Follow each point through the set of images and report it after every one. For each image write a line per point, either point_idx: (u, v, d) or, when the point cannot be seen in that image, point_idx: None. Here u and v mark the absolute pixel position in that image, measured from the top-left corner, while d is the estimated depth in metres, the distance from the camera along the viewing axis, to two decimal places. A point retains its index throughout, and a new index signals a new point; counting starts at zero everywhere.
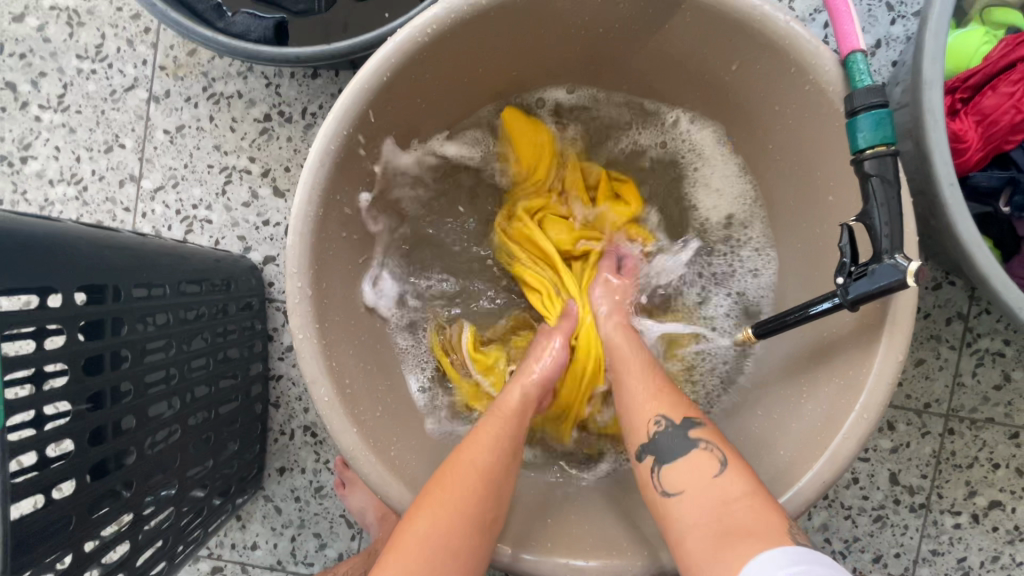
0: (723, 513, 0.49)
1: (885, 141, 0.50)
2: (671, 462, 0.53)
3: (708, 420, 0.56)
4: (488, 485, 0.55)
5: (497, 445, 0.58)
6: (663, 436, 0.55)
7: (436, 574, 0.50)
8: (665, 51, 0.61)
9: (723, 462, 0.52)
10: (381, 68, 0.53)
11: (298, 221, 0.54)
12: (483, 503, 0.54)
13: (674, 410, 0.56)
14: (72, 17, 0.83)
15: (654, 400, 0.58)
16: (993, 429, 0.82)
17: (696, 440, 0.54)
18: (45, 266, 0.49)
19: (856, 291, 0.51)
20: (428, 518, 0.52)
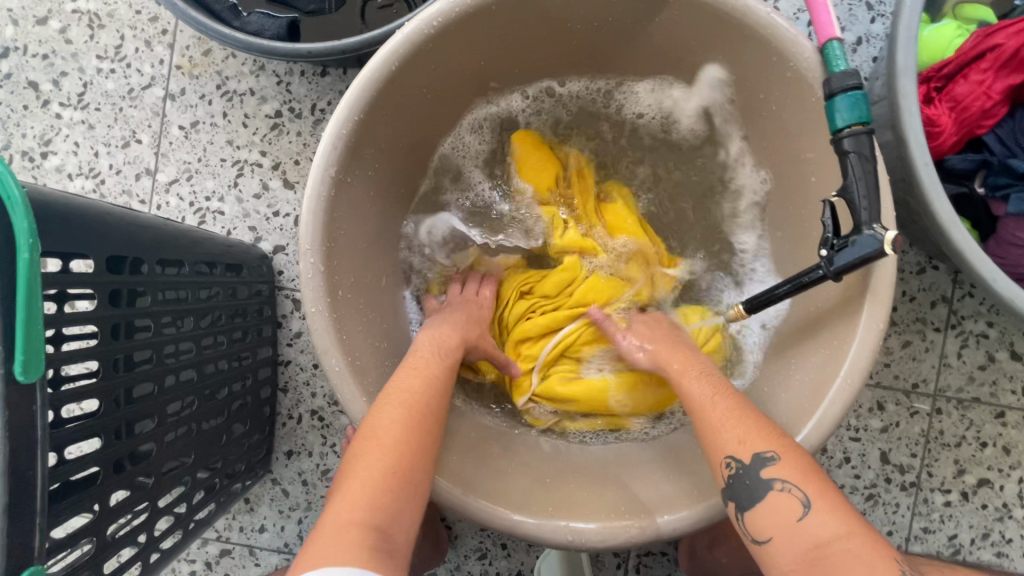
0: (819, 554, 0.46)
1: (861, 120, 0.53)
2: (752, 508, 0.51)
3: (782, 451, 0.51)
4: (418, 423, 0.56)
5: (426, 379, 0.60)
6: (739, 480, 0.52)
7: (392, 509, 0.50)
8: (657, 43, 0.65)
9: (805, 503, 0.48)
10: (390, 58, 0.57)
11: (312, 201, 0.57)
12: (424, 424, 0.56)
13: (742, 446, 0.53)
14: (93, 19, 0.87)
15: (724, 438, 0.55)
16: (979, 408, 0.84)
17: (770, 480, 0.50)
18: (89, 236, 0.52)
19: (839, 262, 0.54)
20: (354, 501, 0.49)
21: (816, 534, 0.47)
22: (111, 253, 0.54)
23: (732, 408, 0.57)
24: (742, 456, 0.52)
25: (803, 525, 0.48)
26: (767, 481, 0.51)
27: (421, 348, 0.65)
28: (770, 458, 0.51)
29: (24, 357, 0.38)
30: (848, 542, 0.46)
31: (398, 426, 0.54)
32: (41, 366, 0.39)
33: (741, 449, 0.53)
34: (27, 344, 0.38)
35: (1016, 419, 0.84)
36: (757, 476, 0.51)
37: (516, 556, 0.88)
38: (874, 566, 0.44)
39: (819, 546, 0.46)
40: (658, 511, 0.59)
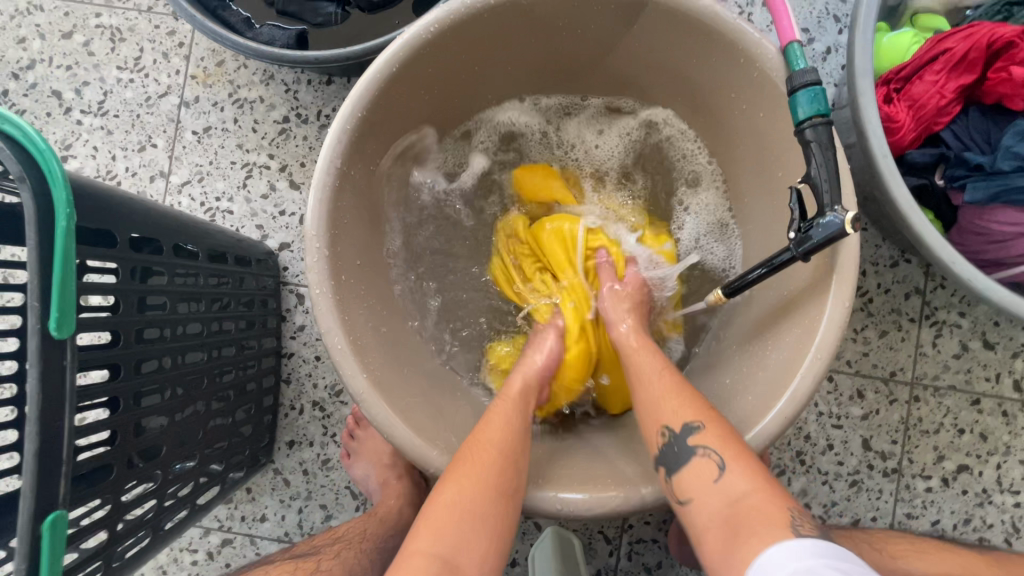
0: (734, 512, 0.53)
1: (821, 112, 0.58)
2: (678, 471, 0.58)
3: (708, 422, 0.58)
4: (505, 460, 0.60)
5: (505, 428, 0.64)
6: (671, 446, 0.59)
7: (462, 541, 0.56)
8: (636, 48, 0.70)
9: (720, 466, 0.55)
10: (391, 60, 0.62)
11: (318, 191, 0.62)
12: (501, 463, 0.60)
13: (677, 417, 0.60)
14: (115, 33, 0.94)
15: (661, 408, 0.62)
16: (955, 396, 0.88)
17: (695, 447, 0.57)
18: (111, 215, 0.56)
19: (807, 243, 0.59)
20: (432, 533, 0.56)
21: (729, 492, 0.54)
22: (132, 233, 0.59)
23: (667, 381, 0.64)
24: (674, 425, 0.59)
25: (717, 486, 0.55)
26: (692, 448, 0.57)
27: (510, 387, 0.70)
28: (694, 427, 0.58)
29: (58, 314, 0.43)
30: (756, 496, 0.53)
31: (477, 464, 0.59)
32: (73, 323, 0.44)
33: (674, 419, 0.60)
34: (63, 303, 0.43)
35: (991, 406, 0.87)
36: (683, 442, 0.58)
37: (511, 544, 0.90)
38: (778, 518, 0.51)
39: (733, 503, 0.54)
40: (642, 483, 0.62)
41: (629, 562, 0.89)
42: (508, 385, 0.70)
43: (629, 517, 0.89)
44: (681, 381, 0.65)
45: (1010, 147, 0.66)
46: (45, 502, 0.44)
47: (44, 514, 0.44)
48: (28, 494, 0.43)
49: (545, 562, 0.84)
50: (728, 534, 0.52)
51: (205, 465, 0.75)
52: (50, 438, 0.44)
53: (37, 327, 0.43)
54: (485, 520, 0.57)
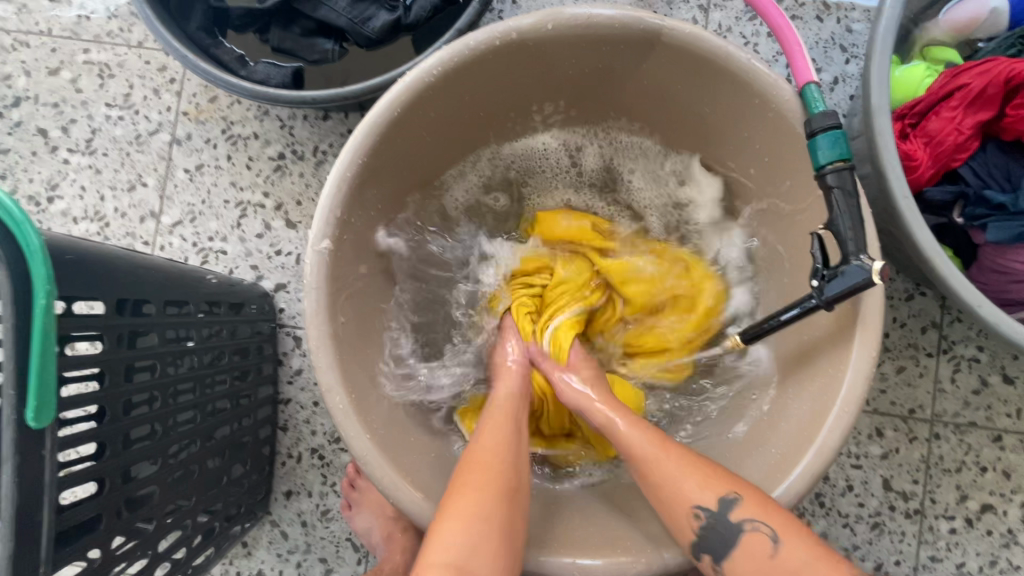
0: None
1: (842, 157, 0.56)
2: (730, 556, 0.55)
3: (742, 490, 0.56)
4: (506, 464, 0.59)
5: (506, 438, 0.62)
6: (713, 528, 0.55)
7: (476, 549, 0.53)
8: (646, 87, 0.68)
9: (773, 540, 0.53)
10: (392, 104, 0.59)
11: (317, 242, 0.59)
12: (501, 476, 0.57)
13: (708, 493, 0.56)
14: (104, 70, 0.91)
15: (685, 487, 0.57)
16: (976, 433, 0.85)
17: (740, 522, 0.54)
18: (96, 277, 0.53)
19: (831, 292, 0.56)
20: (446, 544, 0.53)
21: (786, 567, 0.53)
22: (122, 296, 0.56)
23: (678, 455, 0.59)
24: (709, 503, 0.55)
25: (774, 561, 0.53)
26: (739, 524, 0.54)
27: (497, 398, 0.67)
28: (733, 500, 0.55)
29: (37, 403, 0.39)
30: (812, 561, 0.52)
31: (483, 471, 0.57)
32: (52, 411, 0.40)
33: (706, 496, 0.56)
34: (41, 391, 0.39)
35: (1013, 443, 0.85)
36: (727, 521, 0.55)
37: None
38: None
39: None
40: (663, 545, 0.58)
41: None
42: (495, 395, 0.68)
43: None
44: (686, 450, 0.60)
45: None
46: None
47: None
48: None
49: None
50: None
51: (198, 527, 0.71)
52: (29, 534, 0.40)
53: (13, 417, 0.39)
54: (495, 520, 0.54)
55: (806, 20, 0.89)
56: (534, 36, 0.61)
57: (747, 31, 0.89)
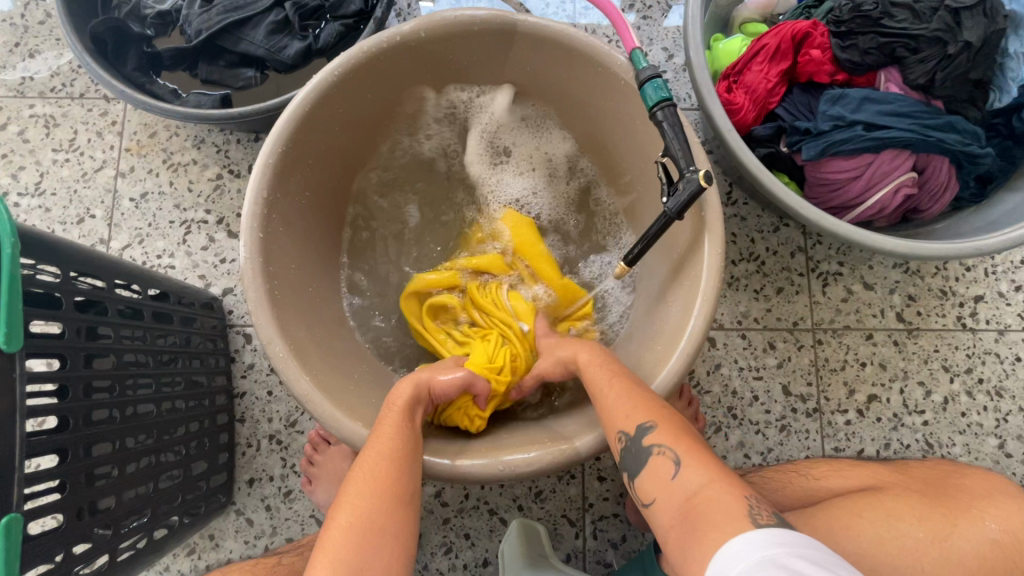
0: (691, 506, 0.52)
1: (665, 98, 0.71)
2: (639, 474, 0.57)
3: (660, 419, 0.58)
4: (392, 464, 0.60)
5: (389, 435, 0.63)
6: (629, 450, 0.59)
7: (366, 554, 0.54)
8: (515, 73, 0.83)
9: (676, 461, 0.55)
10: (303, 100, 0.72)
11: (248, 218, 0.69)
12: (388, 475, 0.60)
13: (628, 420, 0.60)
14: (49, 120, 1.01)
15: (614, 415, 0.61)
16: (851, 334, 0.99)
17: (651, 446, 0.57)
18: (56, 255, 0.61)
19: (674, 204, 0.69)
20: (332, 557, 0.54)
21: (685, 488, 0.53)
22: (76, 272, 0.64)
23: (620, 391, 0.63)
24: (628, 429, 0.59)
25: (674, 482, 0.54)
26: (648, 447, 0.57)
27: (398, 392, 0.69)
28: (649, 427, 0.58)
29: (8, 331, 0.47)
30: (709, 488, 0.52)
31: (368, 477, 0.59)
32: (21, 338, 0.48)
33: (628, 423, 0.59)
34: (11, 319, 0.47)
35: (883, 338, 0.99)
36: (640, 444, 0.58)
37: (480, 544, 0.91)
38: (732, 507, 0.50)
39: (688, 498, 0.52)
40: (576, 436, 0.68)
41: (595, 541, 0.92)
42: (397, 391, 0.69)
43: (588, 495, 0.93)
44: (635, 382, 0.64)
45: (825, 111, 0.80)
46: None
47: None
48: None
49: (511, 550, 0.86)
50: (683, 527, 0.51)
51: (162, 502, 0.76)
52: (6, 442, 0.47)
53: None
54: (378, 522, 0.57)
55: (655, 19, 1.08)
56: (415, 39, 0.75)
57: (608, 32, 1.07)
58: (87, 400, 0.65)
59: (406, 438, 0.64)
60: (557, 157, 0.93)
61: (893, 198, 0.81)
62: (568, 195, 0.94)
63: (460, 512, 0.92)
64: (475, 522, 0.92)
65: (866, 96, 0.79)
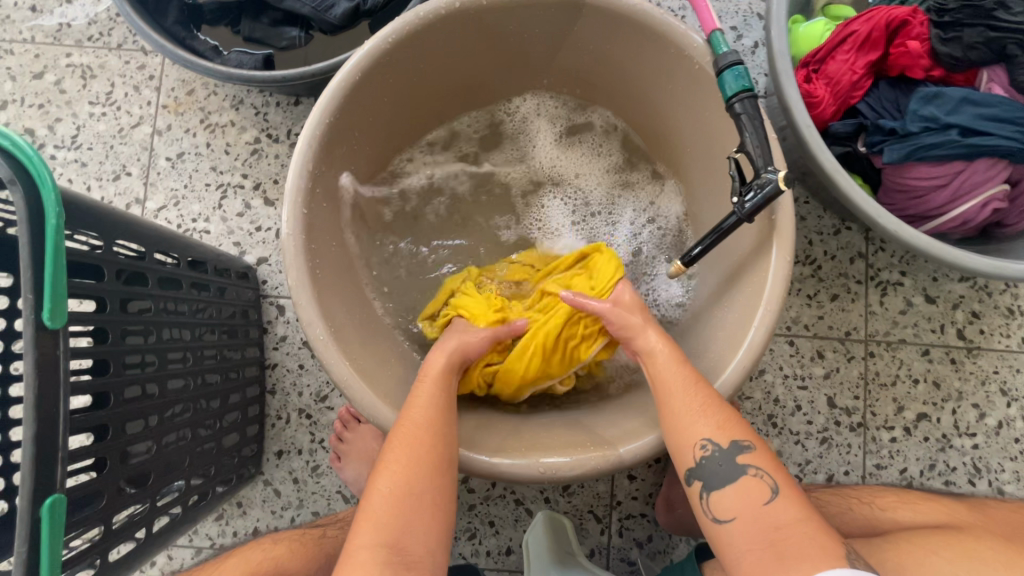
0: (777, 536, 0.54)
1: (746, 88, 0.65)
2: (720, 489, 0.57)
3: (756, 441, 0.58)
4: (433, 436, 0.61)
5: (428, 407, 0.63)
6: (711, 460, 0.58)
7: (408, 524, 0.57)
8: (578, 48, 0.77)
9: (773, 489, 0.56)
10: (354, 68, 0.67)
11: (292, 192, 0.65)
12: (429, 448, 0.60)
13: (719, 431, 0.59)
14: (86, 71, 0.98)
15: (698, 419, 0.59)
16: (906, 348, 0.94)
17: (744, 466, 0.57)
18: (96, 221, 0.58)
19: (748, 205, 0.64)
20: (375, 525, 0.57)
21: (775, 517, 0.54)
22: (117, 239, 0.62)
23: (705, 394, 0.60)
24: (718, 440, 0.58)
25: (766, 508, 0.55)
26: (743, 466, 0.57)
27: (431, 364, 0.68)
28: (745, 446, 0.58)
29: (52, 307, 0.45)
30: (802, 526, 0.54)
31: (408, 449, 0.60)
32: (64, 316, 0.46)
33: (718, 434, 0.58)
34: (55, 296, 0.45)
35: (940, 355, 0.94)
36: (731, 460, 0.58)
37: (505, 532, 0.91)
38: (822, 543, 0.53)
39: (777, 527, 0.54)
40: (620, 443, 0.65)
41: (620, 539, 0.91)
42: (429, 363, 0.69)
43: (616, 493, 0.92)
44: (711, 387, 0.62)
45: (916, 111, 0.73)
46: (43, 485, 0.45)
47: (44, 498, 0.45)
48: (26, 477, 0.45)
49: (537, 543, 0.85)
50: (767, 559, 0.53)
51: (196, 472, 0.76)
52: (48, 420, 0.46)
53: (32, 317, 0.45)
54: (419, 494, 0.59)
55: None
56: (475, 6, 0.69)
57: (674, 6, 0.99)
58: (124, 373, 0.63)
59: (443, 410, 0.64)
60: (603, 146, 0.89)
61: (979, 211, 0.74)
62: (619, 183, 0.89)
63: (486, 500, 0.91)
64: (500, 511, 0.91)
65: (966, 97, 0.72)
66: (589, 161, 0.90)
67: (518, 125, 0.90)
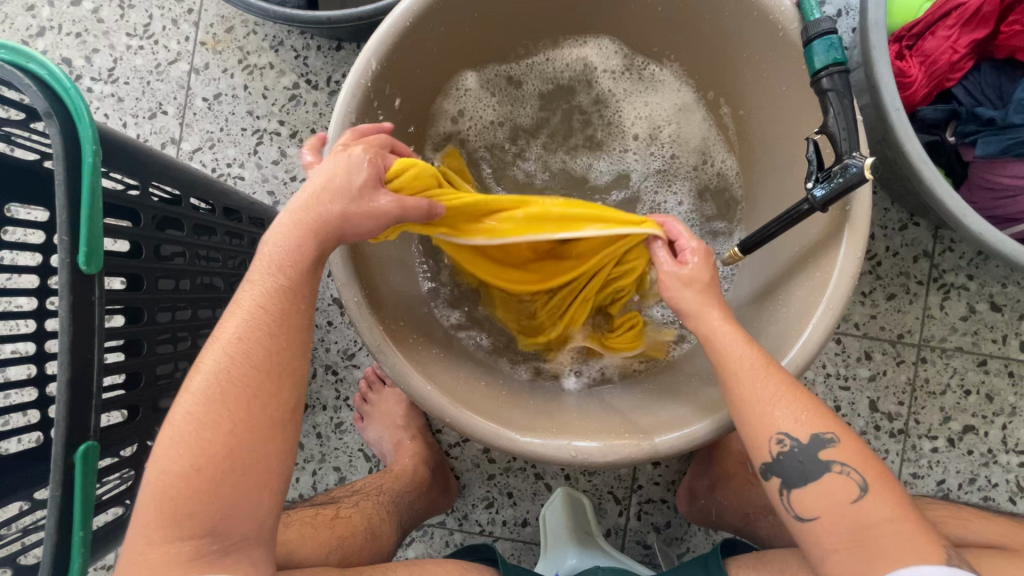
0: (866, 534, 0.50)
1: (839, 61, 0.58)
2: (803, 487, 0.53)
3: (841, 434, 0.53)
4: (245, 383, 0.49)
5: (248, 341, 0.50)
6: (790, 456, 0.53)
7: (222, 493, 0.47)
8: (649, 5, 0.70)
9: (862, 486, 0.51)
10: (406, 14, 0.62)
11: (332, 144, 0.61)
12: (238, 397, 0.49)
13: (799, 425, 0.53)
14: (124, 0, 0.94)
15: (774, 410, 0.53)
16: (962, 357, 0.89)
17: (828, 462, 0.52)
18: (132, 163, 0.56)
19: (824, 192, 0.58)
20: (172, 496, 0.47)
21: (867, 516, 0.50)
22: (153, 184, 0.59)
23: (780, 378, 0.54)
24: (798, 435, 0.53)
25: (854, 507, 0.51)
26: (826, 463, 0.52)
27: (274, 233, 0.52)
28: (829, 440, 0.52)
29: (88, 250, 0.44)
30: (896, 524, 0.50)
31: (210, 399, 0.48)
32: (100, 261, 0.45)
33: (797, 429, 0.53)
34: (91, 239, 0.44)
35: (997, 367, 0.88)
36: (812, 455, 0.52)
37: (522, 504, 0.91)
38: (916, 546, 0.49)
39: (864, 528, 0.50)
40: (656, 433, 0.62)
41: (638, 522, 0.90)
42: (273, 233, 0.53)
43: (638, 477, 0.90)
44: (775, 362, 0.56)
45: (1022, 100, 0.66)
46: (76, 434, 0.46)
47: (78, 445, 0.46)
48: (60, 426, 0.45)
49: (555, 519, 0.84)
50: (858, 558, 0.49)
51: None
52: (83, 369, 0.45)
53: (67, 261, 0.44)
54: (228, 456, 0.48)
55: None
56: None
57: None
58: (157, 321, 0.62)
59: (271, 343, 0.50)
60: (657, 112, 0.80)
61: None
62: (673, 139, 0.81)
63: (505, 471, 0.91)
64: (519, 483, 0.91)
65: None
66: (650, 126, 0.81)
67: (563, 89, 0.82)
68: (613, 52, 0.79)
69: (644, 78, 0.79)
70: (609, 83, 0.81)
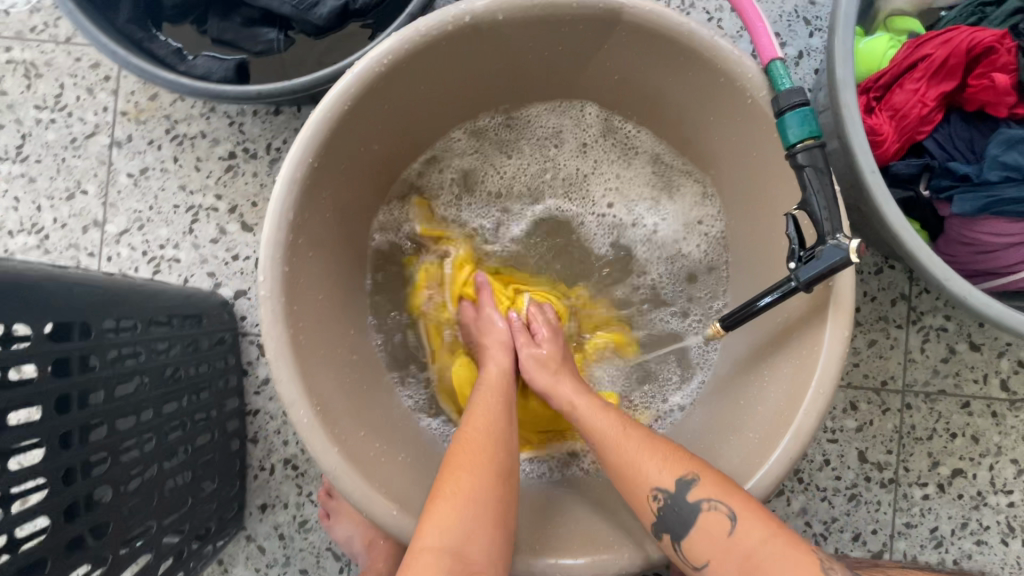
0: (751, 563, 0.50)
1: (813, 134, 0.54)
2: (686, 535, 0.52)
3: (700, 470, 0.54)
4: (501, 447, 0.57)
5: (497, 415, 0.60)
6: (666, 509, 0.53)
7: (475, 529, 0.52)
8: (608, 69, 0.65)
9: (732, 516, 0.51)
10: (341, 97, 0.56)
11: (268, 247, 0.55)
12: (492, 455, 0.56)
13: (663, 473, 0.54)
14: (30, 69, 0.84)
15: (639, 469, 0.55)
16: (946, 400, 0.87)
17: (698, 501, 0.52)
18: (24, 301, 0.48)
19: (808, 273, 0.54)
20: (440, 527, 0.51)
21: (743, 546, 0.50)
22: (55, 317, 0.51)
23: (640, 439, 0.56)
24: (666, 485, 0.53)
25: (732, 539, 0.50)
26: (696, 504, 0.52)
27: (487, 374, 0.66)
28: (691, 480, 0.53)
29: None
30: (770, 544, 0.50)
31: (473, 450, 0.56)
32: None
33: (664, 477, 0.54)
34: None
35: (981, 408, 0.87)
36: (683, 500, 0.52)
37: None
38: (796, 560, 0.49)
39: (748, 556, 0.50)
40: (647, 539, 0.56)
41: None
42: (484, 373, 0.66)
43: None
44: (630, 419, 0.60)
45: (997, 156, 0.64)
46: None
47: None
48: None
49: None
50: None
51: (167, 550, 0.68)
52: None
53: None
54: (489, 501, 0.53)
55: None
56: (489, 21, 0.57)
57: (710, 6, 0.84)
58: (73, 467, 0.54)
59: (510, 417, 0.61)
60: (635, 175, 0.75)
61: None
62: (652, 201, 0.75)
63: None
64: None
65: None
66: (632, 186, 0.76)
67: (536, 150, 0.76)
68: (583, 120, 0.74)
69: (619, 138, 0.74)
70: (581, 145, 0.76)
